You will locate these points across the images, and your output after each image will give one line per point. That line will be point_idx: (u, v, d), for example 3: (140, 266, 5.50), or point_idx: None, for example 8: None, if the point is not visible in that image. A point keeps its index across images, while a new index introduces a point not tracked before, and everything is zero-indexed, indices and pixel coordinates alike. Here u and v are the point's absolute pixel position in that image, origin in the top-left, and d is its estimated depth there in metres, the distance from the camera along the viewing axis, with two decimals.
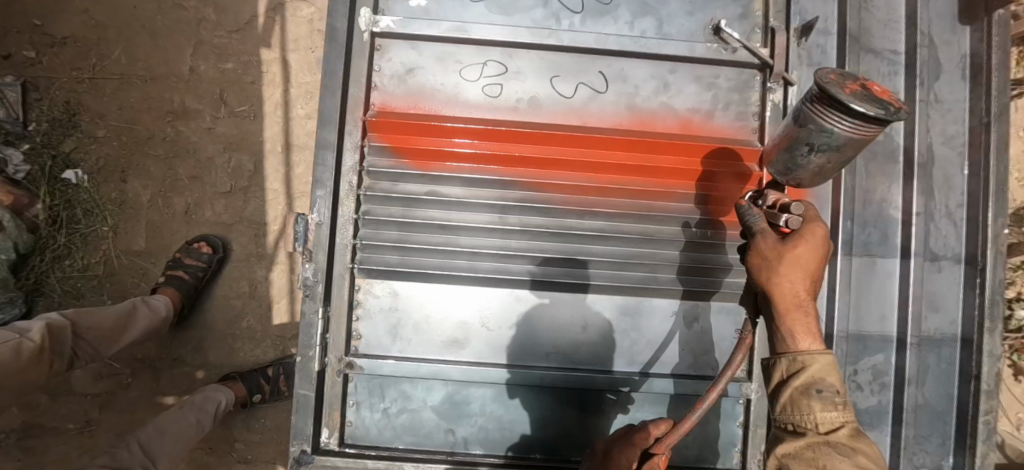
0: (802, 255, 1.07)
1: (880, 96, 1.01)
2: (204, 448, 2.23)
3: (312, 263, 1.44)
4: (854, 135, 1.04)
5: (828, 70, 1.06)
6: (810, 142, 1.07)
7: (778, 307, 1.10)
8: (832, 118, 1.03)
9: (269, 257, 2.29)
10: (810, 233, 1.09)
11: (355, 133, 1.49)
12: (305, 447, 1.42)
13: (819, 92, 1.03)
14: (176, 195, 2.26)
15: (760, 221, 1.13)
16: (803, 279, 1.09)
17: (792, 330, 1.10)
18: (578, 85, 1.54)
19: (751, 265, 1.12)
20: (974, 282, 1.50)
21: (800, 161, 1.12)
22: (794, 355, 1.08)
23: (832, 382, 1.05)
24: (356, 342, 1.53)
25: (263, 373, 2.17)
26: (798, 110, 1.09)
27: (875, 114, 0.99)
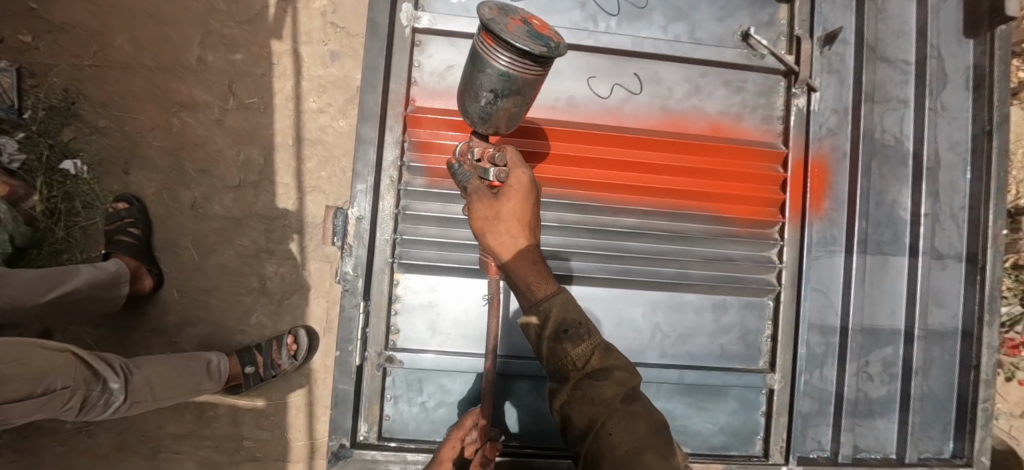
0: (508, 208, 1.13)
1: (539, 33, 1.02)
2: (210, 446, 2.14)
3: (353, 257, 1.54)
4: (523, 75, 1.02)
5: (491, 6, 1.03)
6: (491, 88, 1.04)
7: (506, 264, 1.13)
8: (500, 57, 1.01)
9: (281, 252, 2.19)
10: (512, 183, 1.14)
11: (395, 127, 1.55)
12: (343, 442, 1.51)
13: (487, 31, 1.01)
14: (182, 188, 2.15)
15: (471, 178, 1.19)
16: (518, 229, 1.13)
17: (524, 280, 1.11)
18: (613, 87, 1.64)
19: (477, 231, 1.16)
20: (974, 279, 1.67)
21: (490, 109, 1.08)
22: (537, 307, 1.08)
23: (572, 316, 1.06)
24: (394, 337, 1.62)
25: (251, 350, 2.06)
26: (475, 55, 1.06)
27: (536, 51, 0.99)
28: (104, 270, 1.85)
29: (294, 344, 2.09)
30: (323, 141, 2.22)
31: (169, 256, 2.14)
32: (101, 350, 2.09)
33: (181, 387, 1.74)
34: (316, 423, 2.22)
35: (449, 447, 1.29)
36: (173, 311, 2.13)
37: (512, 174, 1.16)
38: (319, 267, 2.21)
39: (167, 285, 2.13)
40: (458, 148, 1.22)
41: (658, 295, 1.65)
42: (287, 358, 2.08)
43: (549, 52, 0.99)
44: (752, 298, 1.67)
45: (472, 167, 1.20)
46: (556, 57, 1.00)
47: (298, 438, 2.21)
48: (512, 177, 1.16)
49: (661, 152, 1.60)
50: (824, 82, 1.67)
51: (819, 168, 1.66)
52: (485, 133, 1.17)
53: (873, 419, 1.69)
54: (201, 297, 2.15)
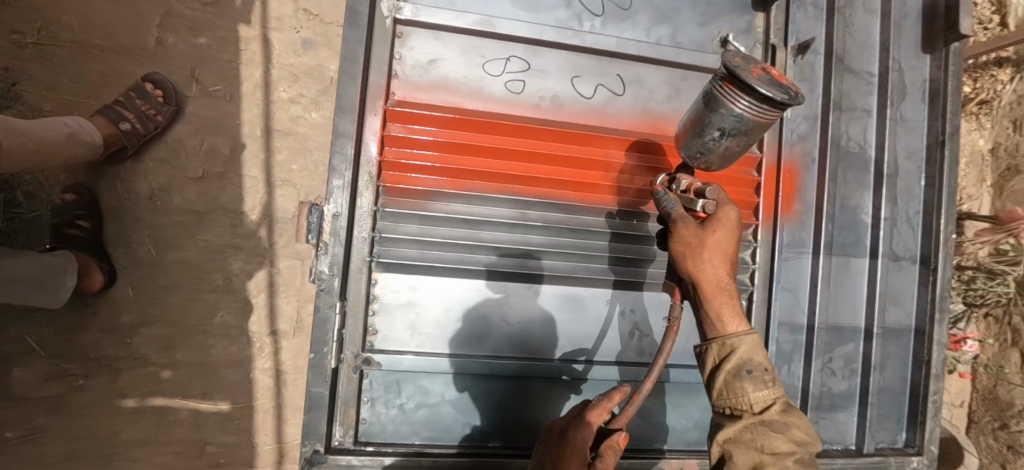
0: (719, 241, 1.16)
1: (781, 80, 1.06)
2: (170, 452, 2.04)
3: (329, 256, 1.49)
4: (758, 118, 1.08)
5: (733, 54, 1.09)
6: (720, 127, 1.10)
7: (704, 291, 1.18)
8: (739, 101, 1.06)
9: (248, 248, 2.09)
10: (722, 218, 1.18)
11: (376, 120, 1.52)
12: (317, 447, 1.47)
13: (727, 74, 1.07)
14: (137, 178, 2.00)
15: (677, 205, 1.18)
16: (722, 261, 1.17)
17: (720, 312, 1.17)
18: (597, 87, 1.65)
19: (676, 255, 1.18)
20: (927, 280, 1.78)
21: (710, 145, 1.14)
22: (724, 339, 1.16)
23: (758, 361, 1.14)
24: (372, 338, 1.58)
25: (112, 112, 1.88)
26: (706, 94, 1.11)
27: (778, 99, 1.03)
28: (38, 264, 1.68)
29: (160, 92, 1.98)
30: (295, 133, 2.15)
31: (123, 252, 1.99)
32: (45, 353, 1.93)
33: (54, 147, 1.64)
34: (285, 426, 2.15)
35: (597, 412, 1.24)
36: (126, 310, 1.99)
37: (721, 208, 1.20)
38: (289, 264, 2.14)
39: (119, 282, 1.98)
40: (659, 177, 1.25)
41: (636, 293, 1.69)
42: (164, 105, 1.97)
43: (792, 99, 1.03)
44: None
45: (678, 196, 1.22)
46: (797, 105, 1.04)
47: (266, 441, 2.13)
48: (720, 211, 1.19)
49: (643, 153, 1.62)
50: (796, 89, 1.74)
51: (790, 173, 1.74)
52: (696, 165, 1.22)
53: (835, 412, 1.79)
54: (159, 295, 2.01)
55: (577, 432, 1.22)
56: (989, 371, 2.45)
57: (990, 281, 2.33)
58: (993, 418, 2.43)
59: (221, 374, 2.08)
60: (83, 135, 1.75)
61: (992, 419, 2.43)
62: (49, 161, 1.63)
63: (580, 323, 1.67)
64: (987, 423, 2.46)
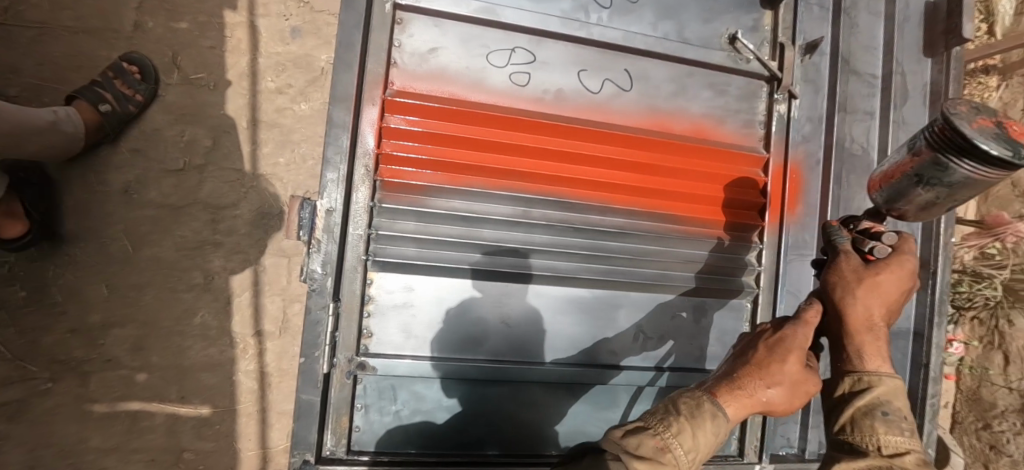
0: (882, 282, 1.01)
1: (1014, 137, 0.91)
2: (142, 460, 1.91)
3: (321, 253, 1.43)
4: (971, 175, 0.95)
5: (958, 103, 0.98)
6: (919, 175, 0.99)
7: (847, 329, 1.04)
8: (951, 153, 0.95)
9: (230, 245, 1.98)
10: (896, 264, 1.02)
11: (372, 110, 1.43)
12: (307, 457, 1.41)
13: (941, 122, 0.96)
14: (110, 170, 1.88)
15: (846, 241, 1.08)
16: (880, 305, 1.03)
17: (859, 349, 1.04)
18: (602, 81, 1.60)
19: (826, 286, 1.07)
20: (926, 283, 1.79)
21: (905, 192, 1.03)
22: (859, 374, 1.03)
23: (898, 406, 1.00)
24: (367, 341, 1.49)
25: (92, 90, 1.78)
26: (914, 141, 1.01)
27: (1001, 157, 0.90)
28: None
29: (136, 68, 1.87)
30: (280, 124, 2.02)
31: (94, 247, 1.86)
32: (7, 354, 1.80)
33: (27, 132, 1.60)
34: (269, 431, 2.04)
35: (818, 313, 1.09)
36: (96, 310, 1.86)
37: (897, 256, 1.04)
38: (274, 262, 2.02)
39: (90, 279, 1.86)
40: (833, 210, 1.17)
41: (640, 296, 1.64)
42: (144, 81, 1.87)
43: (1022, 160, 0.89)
44: (731, 299, 1.70)
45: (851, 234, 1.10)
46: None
47: (249, 447, 2.02)
48: (896, 257, 1.04)
49: (648, 151, 1.59)
50: (802, 90, 1.73)
51: (795, 174, 1.71)
52: (888, 209, 1.10)
53: None
54: (132, 294, 1.89)
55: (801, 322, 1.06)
56: (974, 373, 2.45)
57: (975, 283, 2.38)
58: (977, 419, 2.43)
59: (198, 378, 1.95)
60: (65, 118, 1.70)
61: (976, 420, 2.44)
62: (18, 145, 1.58)
63: (582, 326, 1.62)
64: (971, 424, 2.46)
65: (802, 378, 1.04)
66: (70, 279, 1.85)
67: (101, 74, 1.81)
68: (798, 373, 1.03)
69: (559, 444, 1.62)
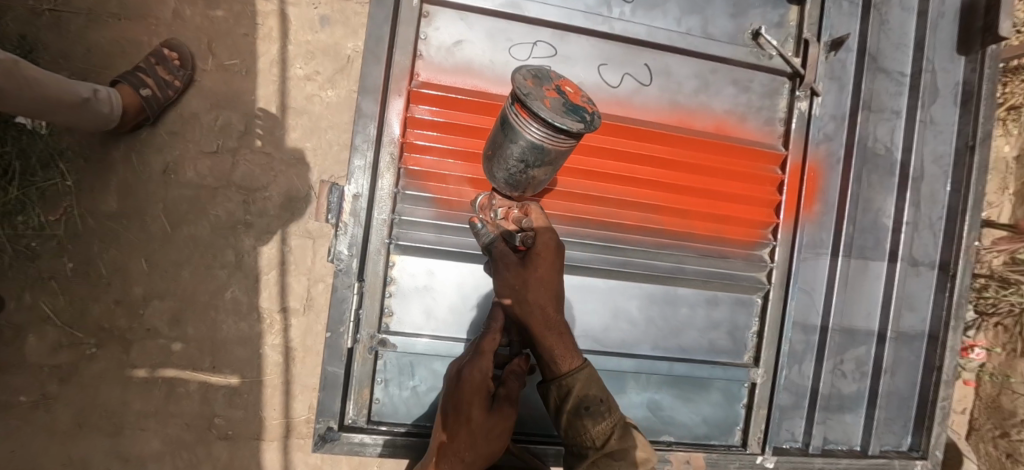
0: (537, 274, 1.34)
1: (571, 102, 1.12)
2: (179, 424, 2.04)
3: (347, 236, 1.50)
4: (554, 145, 1.14)
5: (525, 77, 1.13)
6: (522, 158, 1.17)
7: (533, 331, 1.34)
8: (531, 130, 1.12)
9: (259, 226, 2.06)
10: (542, 250, 1.33)
11: (398, 101, 1.49)
12: (331, 425, 1.51)
13: (518, 102, 1.11)
14: (151, 151, 1.99)
15: (495, 238, 1.36)
16: (545, 296, 1.34)
17: (553, 351, 1.33)
18: (623, 76, 1.62)
19: (504, 293, 1.38)
20: (945, 286, 1.78)
21: (520, 173, 1.21)
22: (560, 380, 1.32)
23: (592, 394, 1.30)
24: (388, 320, 1.57)
25: (136, 77, 1.89)
26: (507, 121, 1.17)
27: (569, 126, 1.09)
28: None
29: (176, 55, 1.95)
30: (309, 111, 2.07)
31: (136, 224, 1.98)
32: (57, 321, 1.96)
33: (59, 107, 1.63)
34: (293, 402, 2.11)
35: (490, 341, 1.34)
36: (139, 282, 1.99)
37: (538, 239, 1.34)
38: (300, 243, 2.09)
39: (132, 254, 1.99)
40: (479, 201, 1.42)
41: (652, 288, 1.67)
42: (183, 71, 1.95)
43: (583, 125, 1.10)
44: (742, 295, 1.72)
45: (493, 226, 1.38)
46: (590, 130, 1.11)
47: (273, 415, 2.11)
48: (538, 241, 1.34)
49: (669, 145, 1.60)
50: (826, 87, 1.71)
51: (814, 172, 1.71)
52: (511, 193, 1.30)
53: (842, 413, 1.80)
54: (171, 270, 2.01)
55: (473, 369, 1.29)
56: (994, 380, 2.42)
57: (1003, 289, 2.30)
58: (994, 426, 2.40)
59: (231, 350, 2.06)
60: (104, 98, 1.79)
61: (993, 427, 2.40)
62: (38, 114, 1.61)
63: (597, 317, 1.65)
64: (987, 431, 2.42)
65: (493, 423, 1.28)
66: (115, 254, 1.98)
67: (145, 61, 1.91)
68: (482, 422, 1.27)
69: None
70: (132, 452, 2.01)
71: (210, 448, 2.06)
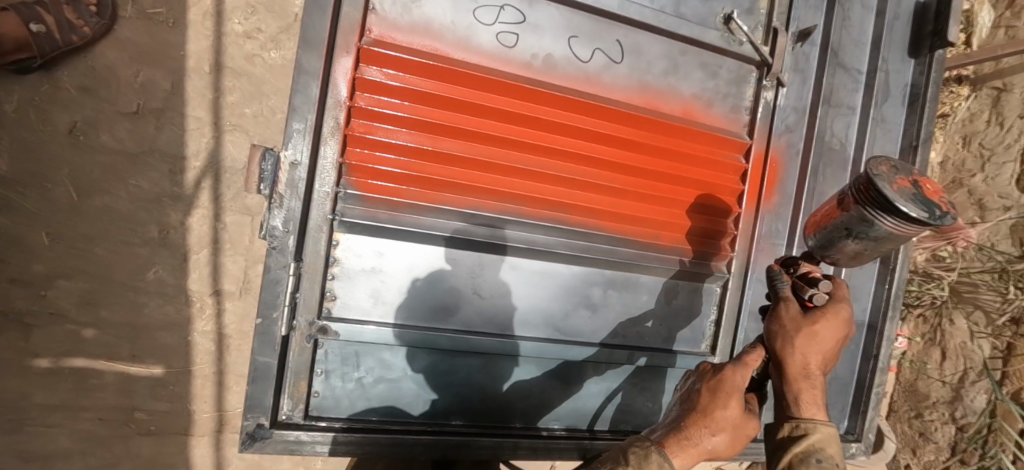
0: (819, 331, 1.11)
1: (928, 198, 1.06)
2: (90, 419, 1.82)
3: (284, 210, 1.36)
4: (895, 231, 1.08)
5: (880, 162, 1.10)
6: (853, 230, 1.12)
7: (785, 374, 1.12)
8: (885, 218, 1.07)
9: (188, 199, 1.85)
10: (834, 313, 1.12)
11: (347, 59, 1.34)
12: (262, 421, 1.38)
13: (866, 182, 1.09)
14: (55, 108, 1.72)
15: (788, 289, 1.18)
16: (818, 351, 1.11)
17: (799, 395, 1.11)
18: (593, 51, 1.55)
19: (769, 333, 1.16)
20: (885, 279, 1.87)
21: (837, 241, 1.17)
22: (801, 420, 1.10)
23: (831, 454, 1.05)
24: (330, 304, 1.44)
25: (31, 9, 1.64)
26: (845, 196, 1.14)
27: (917, 218, 1.04)
28: None
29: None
30: (248, 73, 1.87)
31: (36, 191, 1.72)
32: None
33: None
34: (227, 393, 1.94)
35: (757, 359, 1.18)
36: (40, 259, 1.74)
37: (832, 303, 1.14)
38: (237, 220, 1.90)
39: (33, 226, 1.73)
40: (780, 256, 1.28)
41: (615, 275, 1.64)
42: (90, 15, 1.70)
43: (934, 220, 1.03)
44: (702, 283, 1.72)
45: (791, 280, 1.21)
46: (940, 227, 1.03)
47: (204, 409, 1.93)
48: (831, 305, 1.14)
49: (637, 127, 1.56)
50: (790, 78, 1.72)
51: (774, 162, 1.73)
52: (823, 255, 1.23)
53: None
54: (80, 245, 1.77)
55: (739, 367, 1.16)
56: (913, 366, 2.58)
57: (926, 283, 2.48)
58: (910, 408, 2.59)
59: (154, 337, 1.85)
60: None
61: (909, 409, 2.59)
62: None
63: (556, 302, 1.61)
64: (904, 412, 2.61)
65: (742, 424, 1.13)
66: (10, 226, 1.71)
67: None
68: (733, 418, 1.11)
69: (524, 417, 1.63)
70: (34, 451, 1.77)
71: (130, 445, 1.86)
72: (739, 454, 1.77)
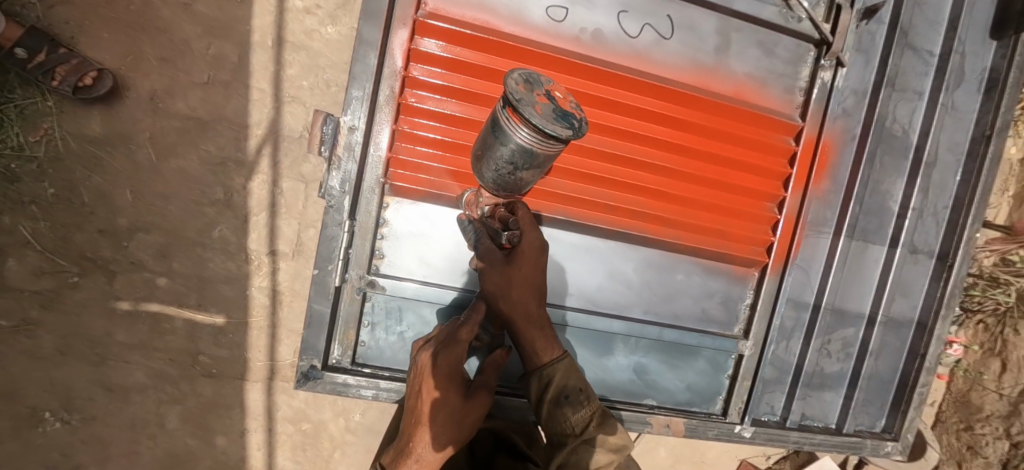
0: (523, 272, 1.34)
1: (564, 109, 1.03)
2: (163, 359, 2.03)
3: (340, 171, 1.44)
4: (543, 150, 1.06)
5: (517, 80, 1.04)
6: (512, 159, 1.09)
7: (515, 328, 1.38)
8: (525, 137, 1.03)
9: (251, 165, 1.99)
10: (526, 248, 1.32)
11: (402, 30, 1.40)
12: (314, 363, 1.50)
13: (511, 104, 1.03)
14: (140, 77, 1.88)
15: (483, 238, 1.38)
16: (527, 291, 1.36)
17: (534, 344, 1.38)
18: (642, 26, 1.53)
19: (490, 292, 1.38)
20: (940, 276, 1.77)
21: (507, 175, 1.13)
22: (541, 371, 1.38)
23: (570, 383, 1.39)
24: (378, 262, 1.54)
25: (54, 45, 1.77)
26: (497, 124, 1.09)
27: (558, 133, 1.00)
28: None
29: (90, 81, 1.79)
30: (307, 47, 1.97)
31: (122, 152, 1.91)
32: (38, 247, 1.89)
33: None
34: (278, 345, 2.11)
35: (467, 331, 1.32)
36: (124, 213, 1.93)
37: (524, 239, 1.32)
38: (292, 186, 2.03)
39: (118, 184, 1.92)
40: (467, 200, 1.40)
41: (652, 252, 1.64)
42: (65, 80, 1.76)
43: (575, 132, 1.01)
44: (742, 268, 1.70)
45: (482, 225, 1.37)
46: (580, 138, 1.02)
47: (258, 357, 2.10)
48: (524, 239, 1.31)
49: (684, 105, 1.53)
50: (852, 59, 1.64)
51: (827, 147, 1.66)
52: (499, 193, 1.23)
53: (823, 392, 1.82)
54: (157, 203, 1.95)
55: (447, 356, 1.30)
56: (967, 376, 2.44)
57: (991, 288, 2.30)
58: (960, 420, 2.45)
59: (217, 289, 2.03)
60: None
61: (959, 421, 2.45)
62: None
63: (592, 276, 1.62)
64: (953, 423, 2.47)
65: (469, 407, 1.31)
66: (99, 182, 1.91)
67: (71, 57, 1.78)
68: (458, 407, 1.30)
69: None
70: (116, 383, 2.00)
71: (194, 384, 2.06)
72: (764, 439, 1.74)
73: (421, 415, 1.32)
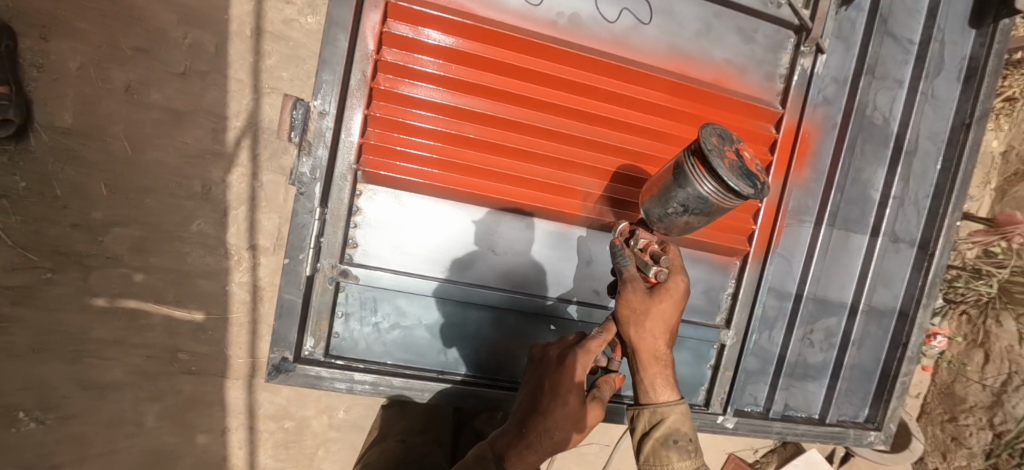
0: (664, 310, 1.25)
1: (750, 170, 1.14)
2: (141, 356, 1.99)
3: (311, 158, 1.43)
4: (719, 202, 1.16)
5: (710, 133, 1.15)
6: (684, 203, 1.18)
7: (640, 361, 1.27)
8: (707, 186, 1.14)
9: (229, 157, 1.95)
10: (673, 288, 1.25)
11: (374, 13, 1.37)
12: (286, 355, 1.48)
13: (702, 154, 1.14)
14: (115, 66, 1.82)
15: (631, 265, 1.28)
16: (663, 330, 1.26)
17: (653, 381, 1.27)
18: (621, 11, 1.51)
19: (621, 317, 1.27)
20: (921, 265, 1.78)
21: (672, 215, 1.22)
22: (654, 407, 1.25)
23: (684, 431, 1.23)
24: (352, 251, 1.52)
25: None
26: (678, 168, 1.19)
27: (743, 190, 1.11)
28: None
29: None
30: (287, 37, 1.94)
31: (96, 144, 1.84)
32: (8, 242, 1.82)
33: None
34: (260, 341, 2.08)
35: (598, 343, 1.29)
36: (99, 207, 1.87)
37: (672, 277, 1.27)
38: (272, 179, 2.00)
39: (92, 177, 1.86)
40: (620, 228, 1.34)
41: None
42: None
43: (755, 192, 1.11)
44: (723, 257, 1.69)
45: (633, 254, 1.29)
46: (760, 198, 1.13)
47: (239, 354, 2.07)
48: (671, 279, 1.26)
49: (663, 92, 1.53)
50: (831, 46, 1.63)
51: (807, 134, 1.65)
52: (658, 230, 1.30)
53: (806, 382, 1.82)
54: (133, 197, 1.89)
55: (584, 361, 1.27)
56: (951, 367, 2.46)
57: (974, 280, 2.30)
58: (945, 411, 2.46)
59: (195, 284, 1.99)
60: None
61: (943, 412, 2.46)
62: None
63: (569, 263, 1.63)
64: (937, 415, 2.48)
65: (583, 415, 1.26)
66: (73, 175, 1.84)
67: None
68: (576, 410, 1.25)
69: None
70: (92, 381, 1.95)
71: (174, 381, 2.02)
72: (747, 430, 1.74)
73: (537, 410, 1.28)
